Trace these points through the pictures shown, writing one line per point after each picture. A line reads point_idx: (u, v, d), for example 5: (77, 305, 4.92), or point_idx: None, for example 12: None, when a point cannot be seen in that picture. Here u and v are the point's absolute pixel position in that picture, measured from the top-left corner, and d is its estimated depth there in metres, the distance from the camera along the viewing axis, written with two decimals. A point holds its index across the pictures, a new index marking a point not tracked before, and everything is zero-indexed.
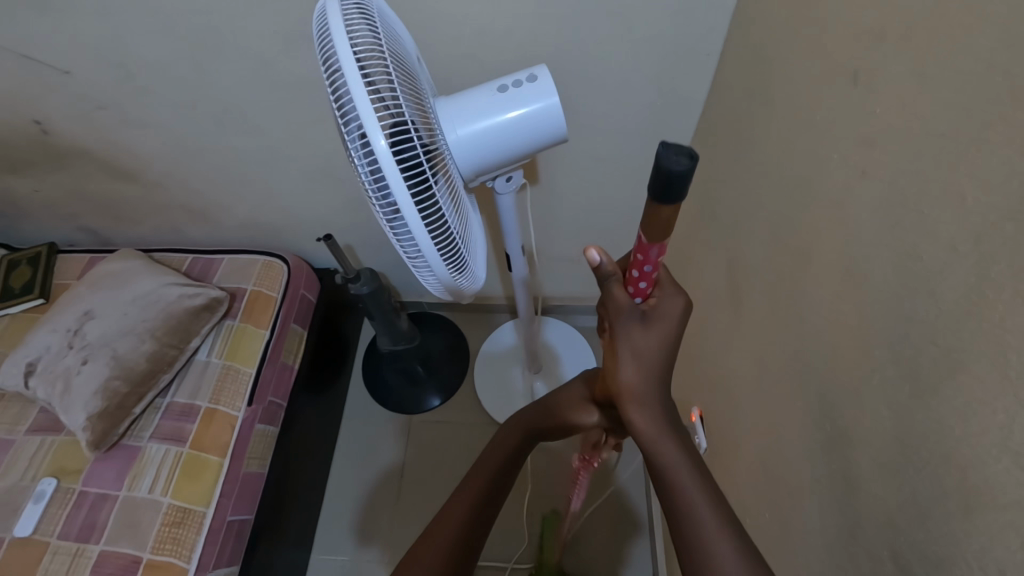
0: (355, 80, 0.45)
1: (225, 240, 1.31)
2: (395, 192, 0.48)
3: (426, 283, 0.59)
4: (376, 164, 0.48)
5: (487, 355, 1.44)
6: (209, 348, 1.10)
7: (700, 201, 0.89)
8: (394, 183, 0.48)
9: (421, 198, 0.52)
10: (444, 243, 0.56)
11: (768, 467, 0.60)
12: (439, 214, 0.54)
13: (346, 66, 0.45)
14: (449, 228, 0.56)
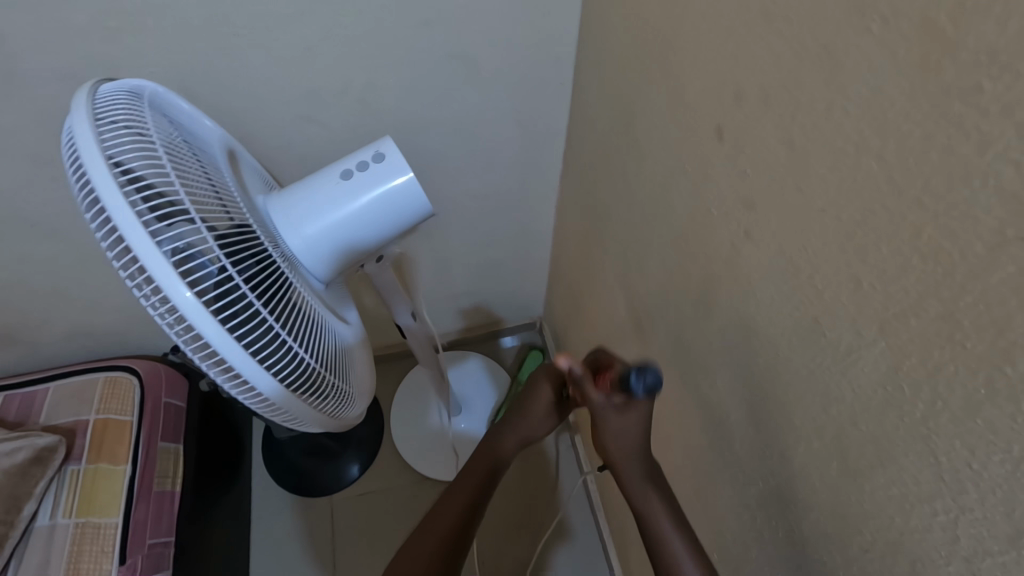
0: (133, 226, 0.34)
1: (47, 362, 1.06)
2: (222, 350, 0.38)
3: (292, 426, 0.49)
4: (185, 321, 0.37)
5: (400, 400, 1.35)
6: (52, 507, 0.89)
7: (580, 227, 0.86)
8: (218, 339, 0.37)
9: (262, 341, 0.41)
10: (306, 380, 0.46)
11: (699, 510, 0.60)
12: (293, 352, 0.44)
13: (115, 209, 0.34)
14: (306, 357, 0.46)
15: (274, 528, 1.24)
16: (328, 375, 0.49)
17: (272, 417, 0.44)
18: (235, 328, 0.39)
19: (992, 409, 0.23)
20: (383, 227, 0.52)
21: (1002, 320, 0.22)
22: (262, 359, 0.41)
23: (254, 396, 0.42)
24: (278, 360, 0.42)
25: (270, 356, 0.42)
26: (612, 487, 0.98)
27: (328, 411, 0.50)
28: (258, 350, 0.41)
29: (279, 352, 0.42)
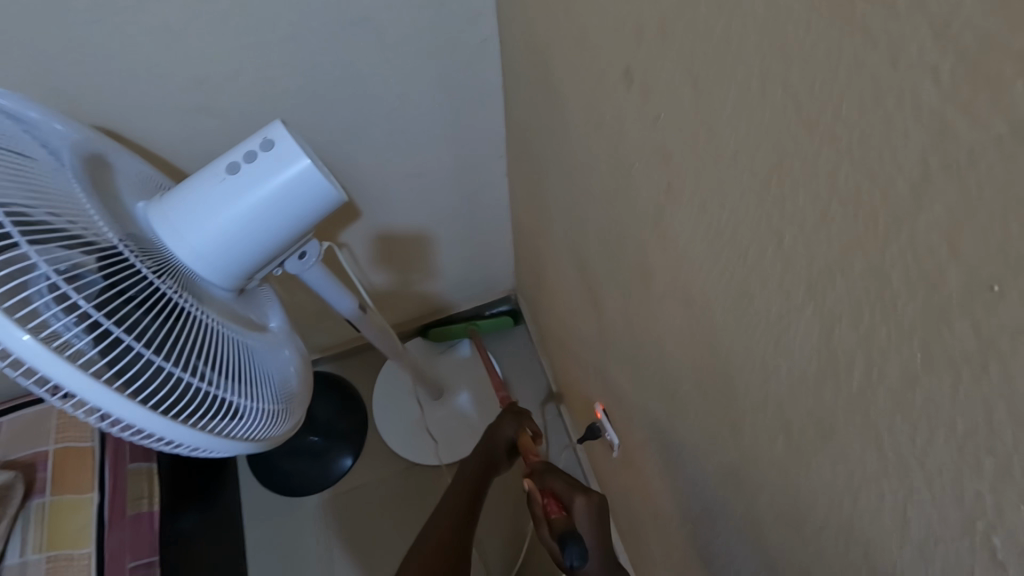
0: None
1: (5, 394, 1.03)
2: (84, 393, 0.33)
3: None
4: (26, 365, 0.32)
5: (381, 391, 1.32)
6: (19, 544, 0.85)
7: (530, 194, 0.82)
8: (77, 383, 0.32)
9: (139, 375, 0.37)
10: (212, 404, 0.42)
11: (673, 481, 0.57)
12: (184, 380, 0.39)
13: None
14: (207, 381, 0.41)
15: (267, 530, 1.23)
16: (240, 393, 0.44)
17: (178, 452, 0.40)
18: (92, 365, 0.34)
19: (931, 380, 0.19)
20: (287, 222, 0.47)
21: (935, 275, 0.18)
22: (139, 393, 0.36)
23: (141, 434, 0.37)
24: (166, 391, 0.38)
25: (156, 391, 0.37)
26: (597, 456, 0.96)
27: (250, 435, 0.45)
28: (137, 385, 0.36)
29: (160, 383, 0.38)
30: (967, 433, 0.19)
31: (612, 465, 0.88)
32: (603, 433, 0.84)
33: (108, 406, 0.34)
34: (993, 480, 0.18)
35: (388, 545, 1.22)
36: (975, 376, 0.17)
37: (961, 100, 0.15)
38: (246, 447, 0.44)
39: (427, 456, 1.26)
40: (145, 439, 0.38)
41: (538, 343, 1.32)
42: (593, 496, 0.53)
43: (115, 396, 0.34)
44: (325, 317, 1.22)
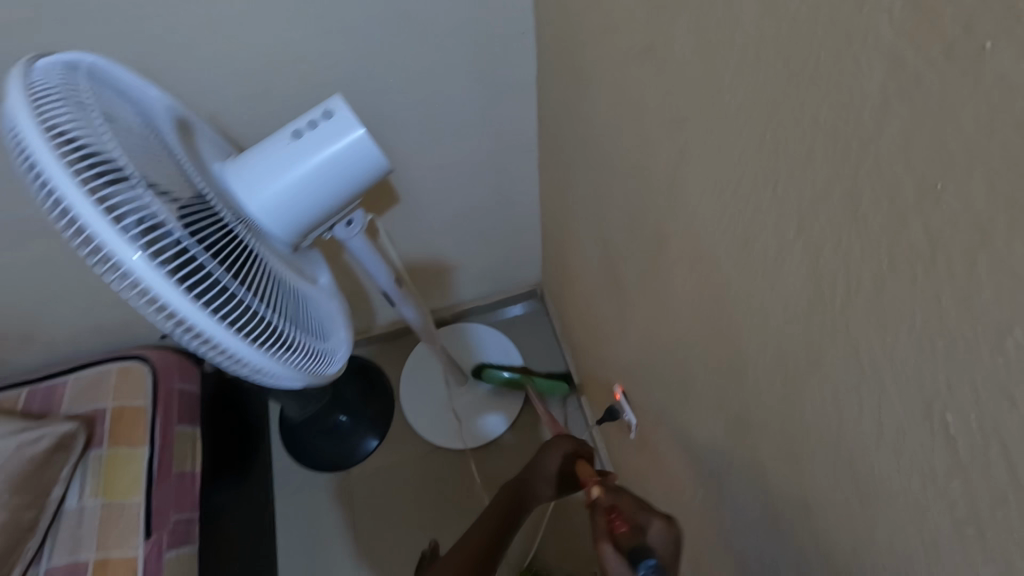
0: (76, 195, 0.34)
1: (71, 354, 1.13)
2: (182, 312, 0.38)
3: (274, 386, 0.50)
4: (138, 284, 0.37)
5: (408, 375, 1.38)
6: (78, 488, 0.94)
7: (562, 183, 0.87)
8: (177, 302, 0.38)
9: (223, 303, 0.42)
10: (278, 338, 0.47)
11: (689, 445, 0.60)
12: (256, 313, 0.45)
13: (55, 182, 0.34)
14: (273, 317, 0.47)
15: (296, 502, 1.29)
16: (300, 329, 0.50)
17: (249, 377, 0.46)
18: (189, 290, 0.39)
19: (895, 280, 0.23)
20: (342, 186, 0.53)
21: (895, 184, 0.21)
22: (223, 319, 0.41)
23: (222, 355, 0.43)
24: (243, 321, 0.44)
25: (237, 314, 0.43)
26: (615, 441, 0.99)
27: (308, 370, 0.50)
28: (223, 306, 0.42)
29: (239, 313, 0.43)
30: (924, 323, 0.22)
31: (630, 447, 0.91)
32: (621, 415, 0.88)
33: (200, 325, 0.39)
34: (944, 360, 0.21)
35: (409, 523, 1.27)
36: (928, 268, 0.21)
37: (908, 31, 0.19)
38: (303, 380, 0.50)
39: (452, 439, 1.31)
40: (224, 361, 0.43)
41: (562, 336, 1.36)
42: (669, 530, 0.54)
43: (206, 317, 0.39)
44: (361, 301, 1.28)
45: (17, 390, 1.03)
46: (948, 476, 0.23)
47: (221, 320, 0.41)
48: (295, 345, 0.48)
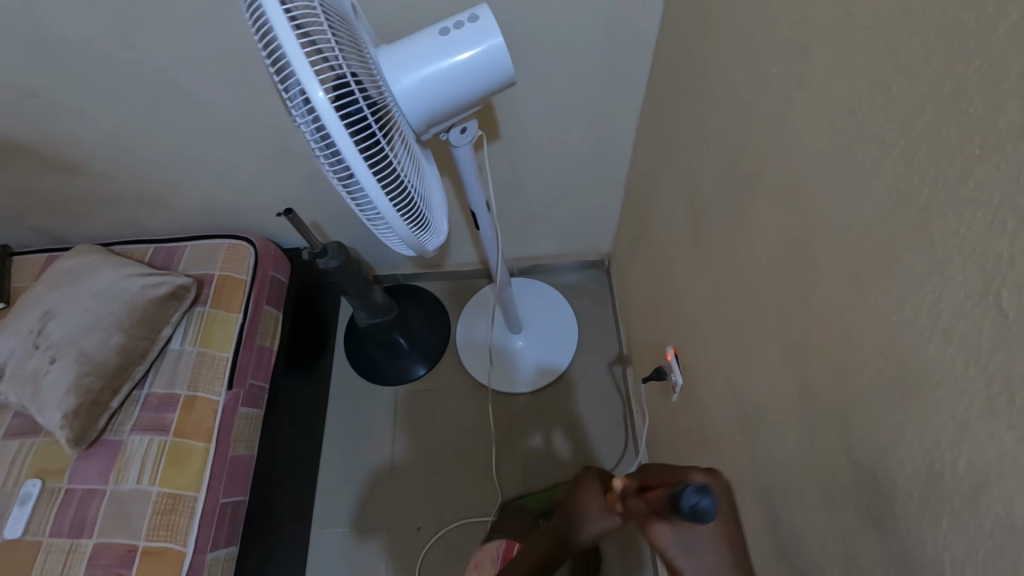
0: (291, 44, 0.42)
1: (191, 227, 1.29)
2: (343, 149, 0.46)
3: (388, 238, 0.58)
4: (315, 117, 0.45)
5: (468, 315, 1.47)
6: (181, 336, 1.08)
7: (661, 145, 0.91)
8: (340, 139, 0.46)
9: (371, 153, 0.50)
10: (403, 196, 0.55)
11: (737, 392, 0.64)
12: (392, 170, 0.52)
13: (282, 38, 0.41)
14: (403, 177, 0.54)
15: (349, 403, 1.42)
16: (421, 200, 0.59)
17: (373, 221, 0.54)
18: (351, 132, 0.47)
19: (983, 168, 0.26)
20: (475, 84, 0.59)
21: (1002, 69, 0.25)
22: (370, 164, 0.49)
23: (361, 196, 0.51)
24: (382, 172, 0.51)
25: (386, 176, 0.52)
26: (658, 403, 1.04)
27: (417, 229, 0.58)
28: (378, 167, 0.50)
29: (381, 164, 0.51)
30: (1001, 196, 0.25)
31: (672, 409, 0.95)
32: (670, 375, 0.91)
33: (353, 163, 0.47)
34: (1011, 228, 0.25)
35: (445, 445, 1.36)
36: (1014, 143, 0.24)
37: None
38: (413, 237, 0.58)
39: (498, 379, 1.39)
40: (361, 201, 0.52)
41: (621, 308, 1.41)
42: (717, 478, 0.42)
43: (360, 157, 0.47)
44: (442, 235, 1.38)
45: (147, 245, 1.20)
46: (992, 348, 0.27)
47: (368, 163, 0.49)
48: (417, 212, 0.57)
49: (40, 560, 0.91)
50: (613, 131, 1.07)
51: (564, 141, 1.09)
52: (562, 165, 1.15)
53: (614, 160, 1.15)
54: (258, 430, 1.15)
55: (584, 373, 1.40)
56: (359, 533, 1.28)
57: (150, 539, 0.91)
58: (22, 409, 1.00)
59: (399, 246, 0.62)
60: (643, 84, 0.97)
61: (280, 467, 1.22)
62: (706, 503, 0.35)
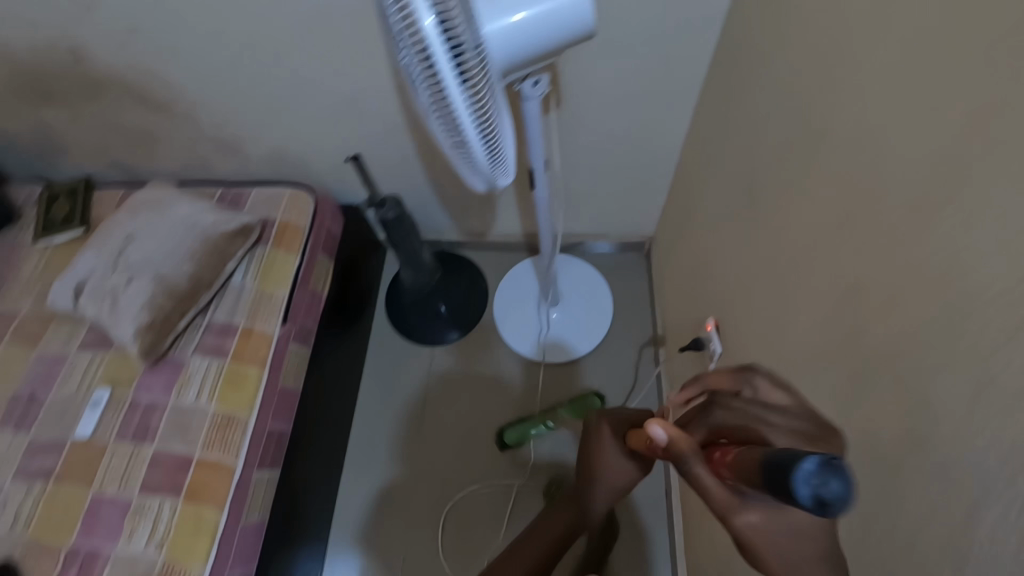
0: None
1: (258, 175, 1.37)
2: (444, 74, 0.50)
3: (468, 166, 0.63)
4: (423, 42, 0.49)
5: (506, 284, 1.51)
6: (244, 272, 1.14)
7: (720, 122, 0.94)
8: (444, 65, 0.49)
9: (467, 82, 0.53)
10: (488, 127, 0.59)
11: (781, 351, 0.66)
12: (482, 101, 0.56)
13: None
14: (490, 110, 0.58)
15: (386, 357, 1.48)
16: (501, 135, 0.63)
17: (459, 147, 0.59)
18: (453, 60, 0.50)
19: None
20: (560, 30, 0.62)
21: None
22: (465, 91, 0.53)
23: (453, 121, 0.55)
24: (474, 102, 0.55)
25: (481, 115, 0.57)
26: (692, 376, 1.06)
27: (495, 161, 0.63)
28: (473, 97, 0.54)
29: (474, 94, 0.54)
30: None
31: None
32: (709, 345, 0.94)
33: (451, 89, 0.51)
34: None
35: (474, 406, 1.41)
36: None
37: None
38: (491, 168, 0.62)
39: (534, 348, 1.43)
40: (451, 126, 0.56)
41: (659, 291, 1.43)
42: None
43: (458, 83, 0.51)
44: (491, 203, 1.42)
45: (216, 187, 1.27)
46: None
47: (464, 90, 0.53)
48: (496, 145, 0.61)
49: (106, 459, 0.99)
50: (672, 110, 1.10)
51: (622, 116, 1.12)
52: (617, 141, 1.18)
53: (669, 139, 1.17)
54: (306, 369, 1.21)
55: (616, 351, 1.43)
56: (386, 479, 1.34)
57: (206, 450, 0.98)
58: (99, 323, 1.09)
59: (473, 178, 0.67)
60: (707, 61, 0.99)
61: (321, 409, 1.28)
62: (835, 488, 0.32)
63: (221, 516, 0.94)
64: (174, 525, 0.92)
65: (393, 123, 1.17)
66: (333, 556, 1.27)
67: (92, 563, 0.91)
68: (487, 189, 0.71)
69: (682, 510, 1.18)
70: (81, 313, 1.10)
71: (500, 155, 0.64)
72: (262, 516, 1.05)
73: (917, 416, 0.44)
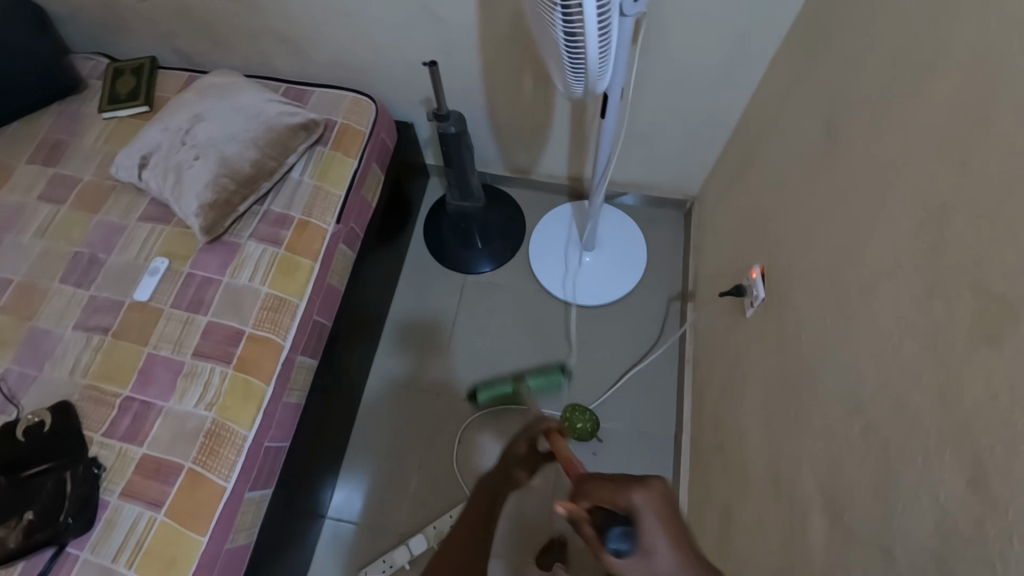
0: None
1: (316, 79, 1.37)
2: None
3: (573, 58, 0.65)
4: None
5: (545, 224, 1.53)
6: (303, 168, 1.17)
7: (798, 71, 0.93)
8: None
9: None
10: (603, 21, 0.60)
11: (837, 287, 0.69)
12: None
13: None
14: (610, 3, 0.59)
15: (420, 279, 1.52)
16: (611, 33, 0.64)
17: (573, 35, 0.60)
18: None
19: None
20: None
21: None
22: None
23: (574, 8, 0.57)
24: None
25: (602, 27, 0.60)
26: (722, 325, 1.09)
27: (599, 58, 0.64)
28: None
29: None
30: None
31: (738, 328, 1.01)
32: (749, 292, 0.96)
33: None
34: None
35: (500, 335, 1.44)
36: None
37: None
38: (596, 64, 0.64)
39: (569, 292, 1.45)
40: (570, 15, 0.58)
41: (695, 248, 1.44)
42: (654, 488, 0.47)
43: None
44: (540, 139, 1.42)
45: (278, 84, 1.29)
46: None
47: None
48: (606, 40, 0.63)
49: (161, 323, 1.04)
50: (746, 60, 1.08)
51: (693, 61, 1.11)
52: (682, 87, 1.17)
53: (736, 92, 1.16)
54: (350, 272, 1.25)
55: (643, 302, 1.46)
56: (411, 391, 1.40)
57: (257, 327, 1.03)
58: (160, 197, 1.12)
59: (573, 74, 0.68)
60: (794, 11, 0.97)
61: (361, 313, 1.31)
62: (628, 544, 0.44)
63: (268, 388, 1.00)
64: (224, 390, 0.98)
65: (462, 37, 1.16)
66: (352, 452, 1.34)
67: (145, 414, 0.96)
68: (577, 99, 0.76)
69: (690, 455, 1.23)
70: (143, 187, 1.14)
71: (606, 68, 0.68)
72: (300, 399, 1.11)
73: (982, 328, 0.47)
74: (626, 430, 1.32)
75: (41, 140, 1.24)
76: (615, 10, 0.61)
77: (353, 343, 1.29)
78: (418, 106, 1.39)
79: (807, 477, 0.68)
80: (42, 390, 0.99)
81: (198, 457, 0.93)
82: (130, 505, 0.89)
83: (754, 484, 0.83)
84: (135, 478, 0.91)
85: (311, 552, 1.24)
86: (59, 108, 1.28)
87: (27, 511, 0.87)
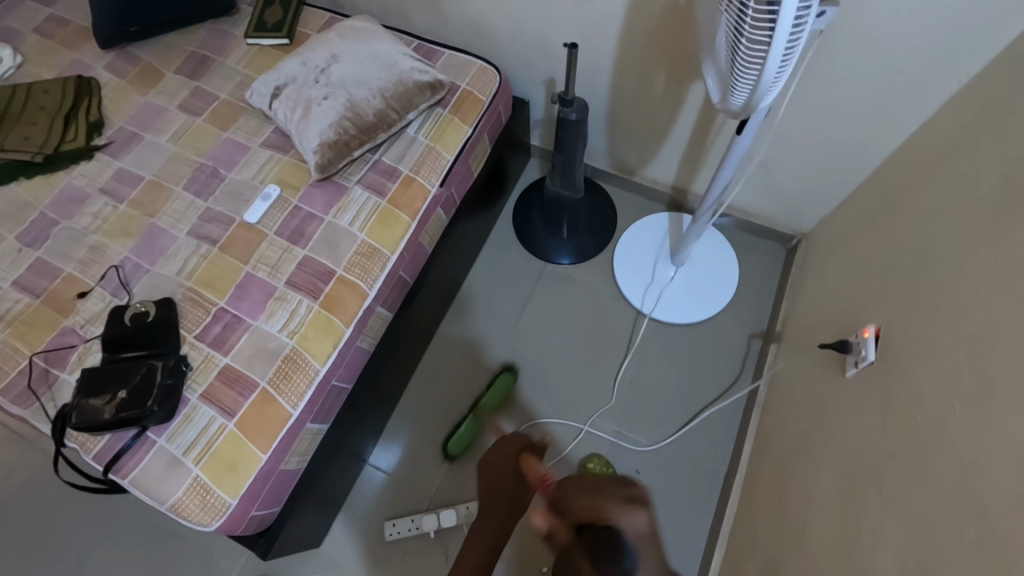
0: None
1: (447, 40, 1.37)
2: None
3: (748, 68, 0.61)
4: None
5: (636, 229, 1.48)
6: (419, 125, 1.19)
7: (975, 124, 0.83)
8: None
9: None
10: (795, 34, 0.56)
11: (981, 371, 0.61)
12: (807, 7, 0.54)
13: None
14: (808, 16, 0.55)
15: (500, 255, 1.52)
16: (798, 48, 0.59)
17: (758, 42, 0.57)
18: None
19: None
20: None
21: None
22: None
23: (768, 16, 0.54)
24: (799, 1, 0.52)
25: (793, 39, 0.56)
26: (810, 377, 1.02)
27: (777, 72, 0.60)
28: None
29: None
30: None
31: (830, 384, 0.94)
32: (855, 350, 0.88)
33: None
34: None
35: (569, 329, 1.42)
36: None
37: None
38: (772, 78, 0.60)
39: (644, 301, 1.41)
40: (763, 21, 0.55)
41: (791, 288, 1.36)
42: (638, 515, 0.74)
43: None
44: (654, 142, 1.37)
45: (411, 39, 1.30)
46: None
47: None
48: (791, 53, 0.59)
49: (263, 246, 1.09)
50: (912, 100, 0.97)
51: (849, 91, 1.02)
52: (828, 117, 1.08)
53: (887, 133, 1.05)
54: (441, 236, 1.26)
55: (723, 331, 1.39)
56: (470, 362, 1.41)
57: (348, 270, 1.06)
58: (285, 127, 1.17)
59: (740, 84, 0.65)
60: (988, 55, 0.86)
61: (440, 277, 1.33)
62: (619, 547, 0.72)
63: (346, 329, 1.04)
64: (307, 322, 1.02)
65: (606, 23, 1.13)
66: (402, 407, 1.37)
67: (235, 326, 1.02)
68: (733, 115, 0.72)
69: (739, 499, 1.18)
70: (271, 115, 1.19)
71: (778, 84, 0.63)
72: (369, 346, 1.14)
73: None
74: (676, 455, 1.28)
75: (190, 53, 1.33)
76: (812, 23, 0.56)
77: (426, 304, 1.32)
78: (539, 85, 1.37)
79: (892, 564, 0.63)
80: (152, 282, 1.07)
81: (274, 378, 0.98)
82: (206, 407, 0.95)
83: (816, 550, 0.78)
84: (215, 383, 0.97)
85: (347, 492, 1.29)
86: (211, 26, 1.36)
87: (121, 389, 0.94)
